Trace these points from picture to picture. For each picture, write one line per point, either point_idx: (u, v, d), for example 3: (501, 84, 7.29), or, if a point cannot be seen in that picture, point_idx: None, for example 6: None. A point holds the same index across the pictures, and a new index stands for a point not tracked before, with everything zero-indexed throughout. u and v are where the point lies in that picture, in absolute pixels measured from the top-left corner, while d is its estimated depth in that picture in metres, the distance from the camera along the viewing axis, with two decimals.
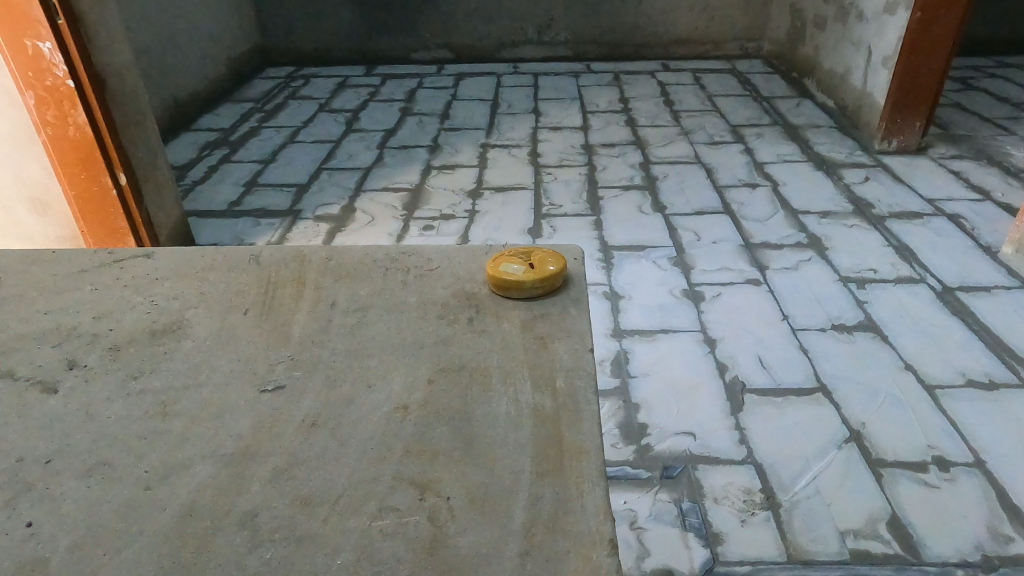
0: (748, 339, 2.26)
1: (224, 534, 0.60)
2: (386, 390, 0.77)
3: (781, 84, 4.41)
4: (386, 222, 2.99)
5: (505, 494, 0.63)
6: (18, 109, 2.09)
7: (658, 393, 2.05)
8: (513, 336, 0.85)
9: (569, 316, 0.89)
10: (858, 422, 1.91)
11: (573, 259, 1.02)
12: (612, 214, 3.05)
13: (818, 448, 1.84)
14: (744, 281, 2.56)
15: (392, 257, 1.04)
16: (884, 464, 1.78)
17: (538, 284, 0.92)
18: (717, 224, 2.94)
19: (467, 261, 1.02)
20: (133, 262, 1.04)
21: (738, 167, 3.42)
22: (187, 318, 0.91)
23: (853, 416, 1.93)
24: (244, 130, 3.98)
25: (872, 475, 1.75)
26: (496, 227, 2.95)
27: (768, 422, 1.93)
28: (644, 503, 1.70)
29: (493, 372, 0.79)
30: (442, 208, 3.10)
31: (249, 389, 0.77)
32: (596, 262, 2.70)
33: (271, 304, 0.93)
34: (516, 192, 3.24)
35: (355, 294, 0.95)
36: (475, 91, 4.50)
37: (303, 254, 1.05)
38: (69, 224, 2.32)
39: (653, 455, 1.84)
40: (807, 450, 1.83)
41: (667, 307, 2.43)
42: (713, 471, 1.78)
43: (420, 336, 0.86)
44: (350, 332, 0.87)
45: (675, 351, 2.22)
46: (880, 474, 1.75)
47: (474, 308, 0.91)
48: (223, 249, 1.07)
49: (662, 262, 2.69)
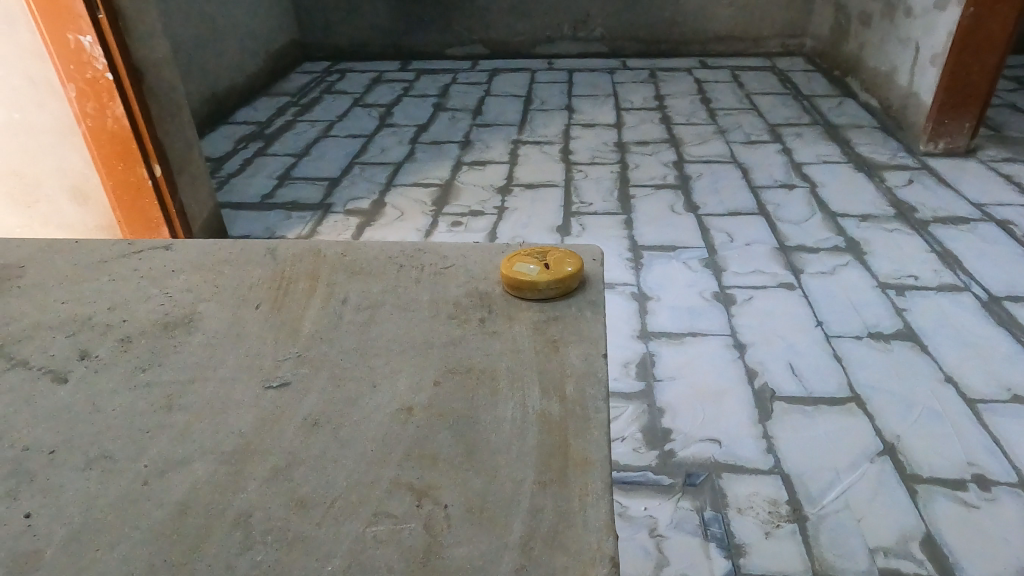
0: (780, 345, 2.19)
1: (217, 533, 0.59)
2: (390, 390, 0.75)
3: (823, 82, 4.28)
4: (415, 217, 2.99)
5: (505, 504, 0.61)
6: (59, 101, 2.14)
7: (683, 398, 2.00)
8: (525, 338, 0.83)
9: (583, 319, 0.86)
10: (892, 435, 1.84)
11: (592, 260, 0.99)
12: (643, 213, 2.99)
13: (850, 460, 1.77)
14: (777, 285, 2.48)
15: (407, 253, 1.02)
16: (919, 479, 1.70)
17: (552, 286, 0.89)
18: (751, 225, 2.86)
19: (483, 259, 1.00)
20: (152, 253, 1.05)
21: (775, 167, 3.32)
22: (199, 311, 0.91)
23: (887, 428, 1.86)
24: (280, 124, 4.03)
25: (906, 490, 1.67)
26: (525, 224, 2.92)
27: (797, 432, 1.87)
28: (665, 510, 1.66)
29: (501, 375, 0.77)
30: (471, 205, 3.09)
31: (253, 385, 0.76)
32: (624, 262, 2.65)
33: (283, 298, 0.92)
34: (546, 189, 3.21)
35: (368, 291, 0.94)
36: (509, 87, 4.48)
37: (318, 249, 1.04)
38: (106, 213, 2.37)
39: (676, 461, 1.79)
40: (837, 462, 1.77)
41: (696, 310, 2.37)
42: (738, 480, 1.73)
43: (429, 336, 0.84)
44: (359, 329, 0.86)
45: (703, 355, 2.16)
46: (914, 490, 1.67)
47: (485, 308, 0.89)
48: (241, 243, 1.07)
49: (692, 263, 2.63)
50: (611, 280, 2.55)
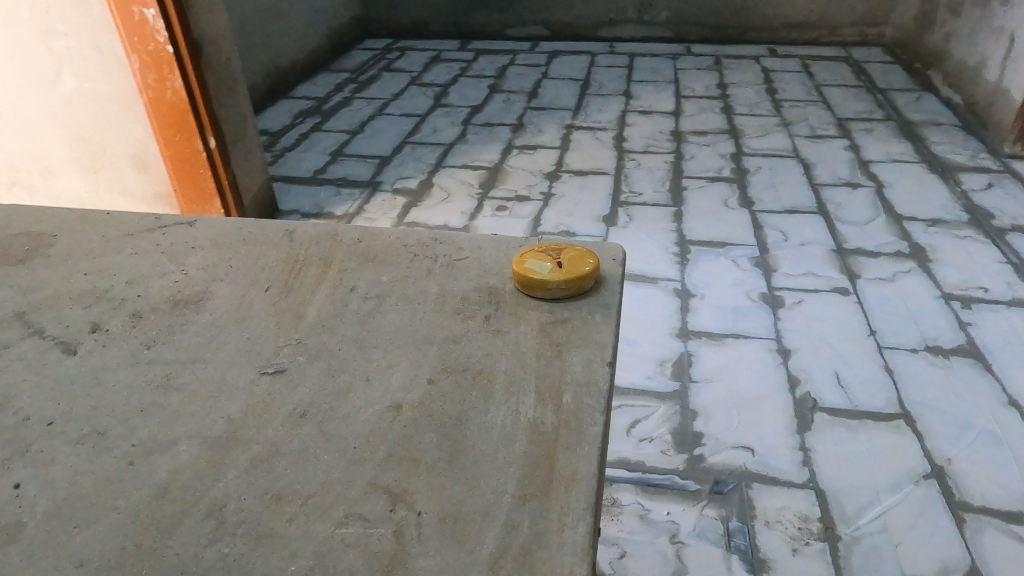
0: (827, 353, 2.08)
1: (191, 521, 0.59)
2: (382, 386, 0.73)
3: (902, 75, 4.03)
4: (461, 199, 2.97)
5: (480, 516, 0.58)
6: (123, 72, 2.20)
7: (719, 402, 1.93)
8: (528, 340, 0.80)
9: (592, 324, 0.82)
10: (943, 458, 1.72)
11: (610, 261, 0.94)
12: (694, 206, 2.89)
13: (892, 481, 1.67)
14: (830, 289, 2.36)
15: (423, 242, 1.00)
16: (967, 508, 1.60)
17: (563, 286, 0.85)
18: (808, 225, 2.72)
19: (498, 254, 0.97)
20: (175, 229, 1.06)
21: (840, 164, 3.15)
22: (211, 289, 0.91)
23: (938, 450, 1.74)
24: (337, 100, 4.08)
25: (952, 519, 1.57)
26: (571, 212, 2.86)
27: (838, 446, 1.77)
28: (689, 517, 1.61)
29: (497, 378, 0.74)
30: (518, 190, 3.05)
31: (249, 371, 0.76)
32: (669, 256, 2.57)
33: (293, 282, 0.92)
34: (596, 177, 3.13)
35: (378, 279, 0.92)
36: (567, 70, 4.39)
37: (335, 233, 1.03)
38: (161, 183, 2.45)
39: (704, 467, 1.73)
40: (878, 482, 1.67)
41: (741, 311, 2.28)
42: (768, 491, 1.66)
43: (431, 330, 0.82)
44: (362, 318, 0.84)
45: (744, 358, 2.08)
46: (962, 519, 1.57)
47: (492, 305, 0.86)
48: (261, 223, 1.07)
49: (741, 261, 2.52)
50: (655, 274, 2.47)
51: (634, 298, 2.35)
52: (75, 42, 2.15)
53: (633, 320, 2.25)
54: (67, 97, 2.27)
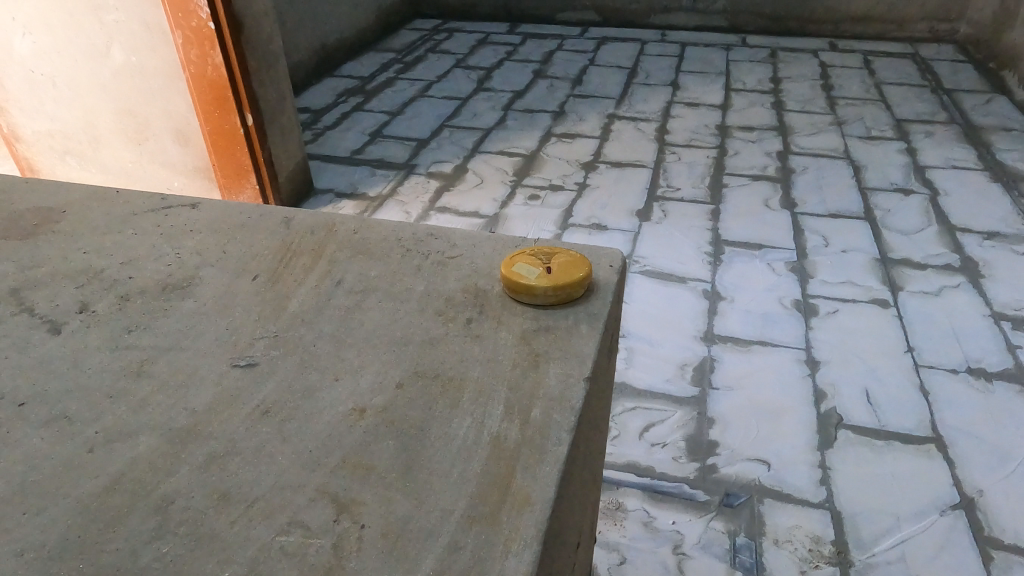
0: (858, 368, 1.99)
1: (136, 515, 0.58)
2: (349, 388, 0.71)
3: (972, 75, 3.79)
4: (494, 186, 2.93)
5: (423, 535, 0.56)
6: (166, 46, 2.23)
7: (738, 411, 1.86)
8: (506, 347, 0.77)
9: (576, 335, 0.78)
10: (974, 488, 1.63)
11: (608, 268, 0.90)
12: (732, 205, 2.79)
13: (916, 509, 1.59)
14: (869, 300, 2.24)
15: (418, 237, 0.98)
16: (995, 544, 1.51)
17: (550, 292, 0.82)
18: (852, 231, 2.60)
19: (492, 253, 0.94)
20: (178, 211, 1.07)
21: (893, 168, 2.99)
22: (200, 275, 0.91)
23: (970, 480, 1.65)
24: (381, 80, 4.07)
25: (977, 554, 1.49)
26: (604, 204, 2.79)
27: (861, 467, 1.69)
28: (694, 528, 1.56)
29: (467, 387, 0.71)
30: (552, 179, 2.99)
31: (221, 363, 0.76)
32: (701, 256, 2.49)
33: (281, 273, 0.91)
34: (634, 169, 3.05)
35: (365, 274, 0.90)
36: (615, 57, 4.29)
37: (332, 223, 1.02)
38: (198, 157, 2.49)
39: (716, 478, 1.68)
40: (900, 508, 1.59)
41: (770, 317, 2.19)
42: (781, 509, 1.60)
43: (409, 331, 0.80)
44: (343, 314, 0.83)
45: (769, 367, 2.00)
46: (987, 556, 1.48)
47: (476, 308, 0.83)
48: (262, 209, 1.07)
49: (777, 265, 2.43)
50: (684, 273, 2.40)
51: (659, 297, 2.28)
52: (123, 16, 2.19)
53: (657, 319, 2.19)
54: (113, 70, 2.32)
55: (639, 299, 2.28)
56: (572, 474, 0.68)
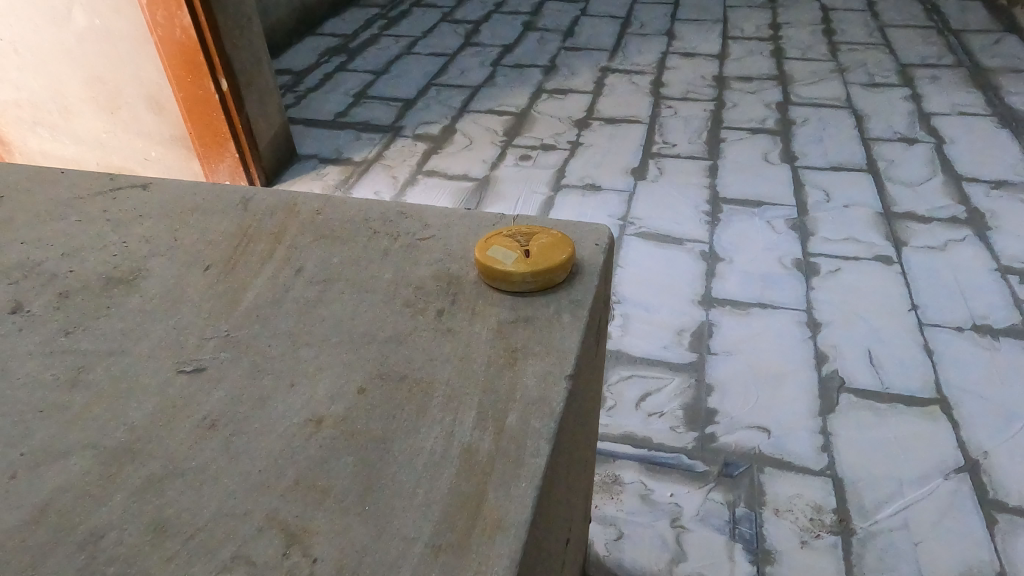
0: (861, 329, 1.92)
1: (61, 552, 0.52)
2: (306, 395, 0.65)
3: (980, 15, 3.63)
4: (483, 147, 2.81)
5: (382, 569, 0.50)
6: (129, 9, 2.09)
7: (737, 376, 1.81)
8: (480, 343, 0.70)
9: (557, 326, 0.71)
10: (979, 451, 1.58)
11: (593, 247, 0.82)
12: (730, 161, 2.68)
13: (919, 474, 1.54)
14: (872, 258, 2.17)
15: (386, 217, 0.90)
16: (1001, 508, 1.47)
17: (529, 278, 0.74)
18: (854, 184, 2.50)
19: (467, 234, 0.86)
20: (127, 193, 0.98)
21: (897, 116, 2.87)
22: (148, 267, 0.84)
23: (975, 443, 1.60)
24: (364, 38, 3.90)
25: (982, 518, 1.45)
26: (598, 163, 2.69)
27: (863, 432, 1.64)
28: (692, 501, 1.52)
29: (437, 390, 0.64)
30: (544, 138, 2.87)
31: (165, 368, 0.68)
32: (698, 216, 2.40)
33: (236, 262, 0.83)
34: (628, 125, 2.93)
35: (327, 261, 0.82)
36: (608, 7, 4.10)
37: (293, 203, 0.94)
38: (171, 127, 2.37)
39: (715, 447, 1.63)
40: (903, 473, 1.55)
41: (770, 278, 2.12)
42: (782, 478, 1.56)
43: (373, 327, 0.72)
44: (301, 309, 0.75)
45: (769, 331, 1.93)
46: (992, 520, 1.45)
47: (449, 297, 0.76)
48: (220, 189, 0.99)
49: (777, 223, 2.34)
50: (680, 234, 2.31)
51: (656, 260, 2.21)
52: None
53: (653, 284, 2.11)
54: (74, 34, 2.19)
55: (635, 262, 2.20)
56: (553, 484, 0.62)
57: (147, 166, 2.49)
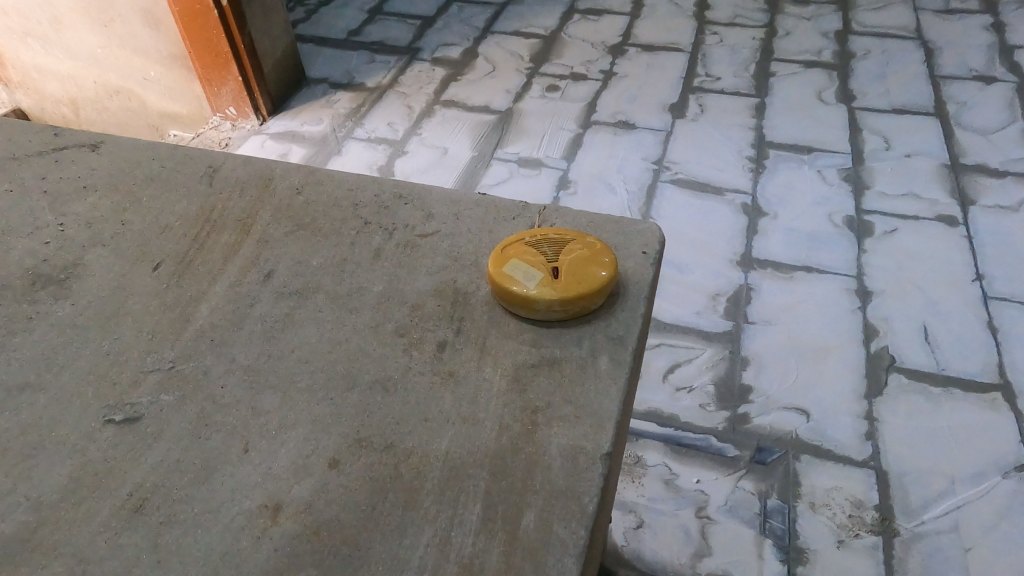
0: (917, 300, 1.34)
1: None
2: (261, 468, 0.50)
3: None
4: (507, 75, 2.02)
5: None
6: None
7: (780, 350, 1.26)
8: (491, 399, 0.53)
9: (591, 376, 0.55)
10: None
11: (640, 257, 0.65)
12: (780, 98, 1.92)
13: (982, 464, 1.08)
14: (933, 219, 1.52)
15: (380, 201, 0.72)
16: None
17: (556, 306, 0.57)
18: (920, 129, 1.78)
19: (480, 233, 0.68)
20: (71, 155, 0.81)
21: (976, 48, 2.08)
22: (85, 261, 0.68)
23: None
24: None
25: None
26: (634, 97, 1.93)
27: (922, 422, 1.14)
28: (719, 490, 1.06)
29: (433, 470, 0.49)
30: (574, 65, 2.06)
31: (89, 416, 0.54)
32: (741, 161, 1.71)
33: (192, 259, 0.67)
34: (669, 54, 2.12)
35: (302, 263, 0.66)
36: None
37: (268, 178, 0.76)
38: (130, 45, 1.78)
39: (747, 429, 1.14)
40: (961, 462, 1.08)
41: (820, 237, 1.49)
42: (822, 469, 1.08)
43: (354, 366, 0.56)
44: (266, 335, 0.59)
45: (821, 302, 1.35)
46: None
47: (453, 324, 0.59)
48: (182, 153, 0.81)
49: (830, 174, 1.66)
50: (720, 182, 1.65)
51: (681, 205, 1.59)
52: None
53: (678, 234, 1.51)
54: None
55: (658, 203, 1.60)
56: None
57: (149, 88, 1.85)
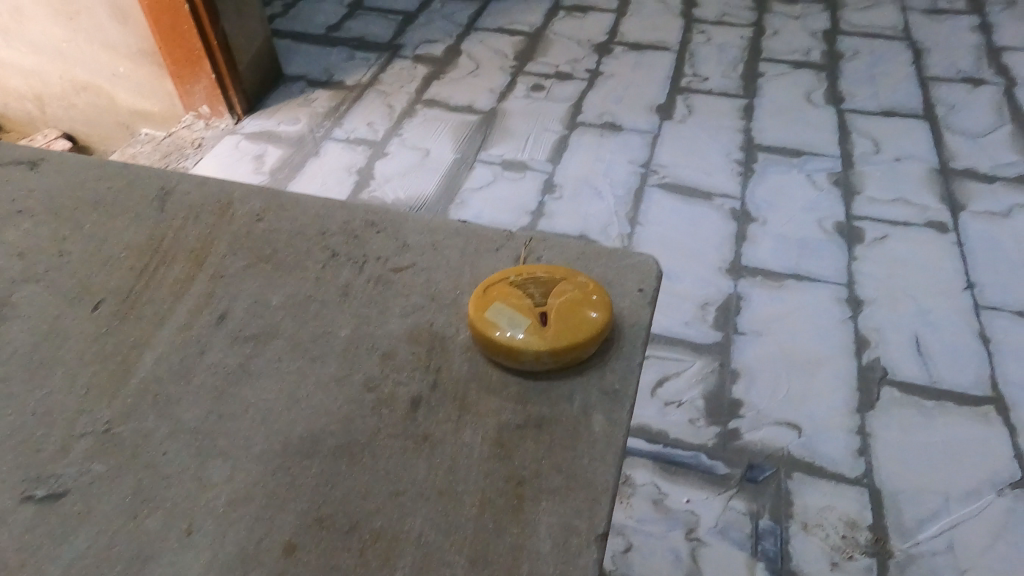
0: (910, 310, 1.23)
1: None
2: (204, 557, 0.43)
3: None
4: (491, 74, 1.94)
5: None
6: None
7: (771, 364, 1.14)
8: (473, 467, 0.47)
9: (584, 439, 0.49)
10: None
11: (635, 295, 0.59)
12: (768, 100, 1.80)
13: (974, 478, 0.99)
14: (926, 225, 1.40)
15: (350, 230, 0.66)
16: None
17: (545, 358, 0.51)
18: (908, 132, 1.65)
19: (461, 268, 0.62)
20: (8, 174, 0.73)
21: (962, 50, 1.93)
22: (14, 300, 0.60)
23: None
24: None
25: None
26: (621, 97, 1.83)
27: (915, 438, 1.04)
28: (709, 509, 0.97)
29: (405, 556, 0.43)
30: (559, 63, 1.97)
31: (7, 490, 0.47)
32: (729, 165, 1.59)
33: (137, 298, 0.60)
34: (658, 53, 2.01)
35: (260, 303, 0.59)
36: None
37: (227, 202, 0.69)
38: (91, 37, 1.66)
39: (738, 447, 1.04)
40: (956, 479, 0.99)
41: (811, 243, 1.37)
42: (813, 488, 0.99)
43: (316, 429, 0.50)
44: (216, 391, 0.52)
45: (812, 311, 1.24)
46: None
47: (429, 376, 0.53)
48: (133, 173, 0.73)
49: (818, 177, 1.54)
50: (708, 186, 1.54)
51: (667, 211, 1.47)
52: None
53: (666, 241, 1.40)
54: None
55: (643, 207, 1.49)
56: None
57: (117, 84, 1.75)
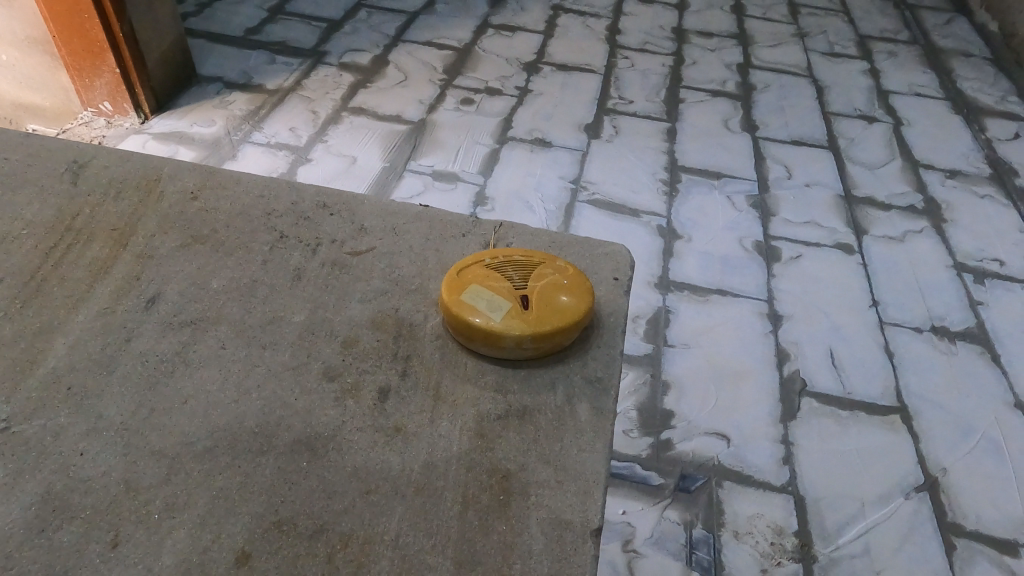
0: (824, 325, 1.27)
1: None
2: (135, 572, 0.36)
3: None
4: (419, 86, 1.89)
5: None
6: None
7: (702, 374, 1.15)
8: (454, 460, 0.43)
9: (570, 428, 0.45)
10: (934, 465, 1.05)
11: (611, 283, 0.56)
12: (690, 124, 1.86)
13: (883, 482, 1.02)
14: (834, 246, 1.47)
15: (296, 213, 0.60)
16: (958, 532, 0.97)
17: (527, 343, 0.48)
18: (817, 160, 1.74)
19: (428, 252, 0.57)
20: None
21: (858, 89, 2.06)
22: None
23: (928, 452, 1.07)
24: None
25: (939, 541, 0.96)
26: (550, 115, 1.84)
27: (834, 444, 1.07)
28: (644, 521, 0.95)
29: (375, 564, 0.37)
30: (489, 79, 1.96)
31: None
32: (655, 184, 1.62)
33: (43, 281, 0.51)
34: (584, 75, 2.03)
35: (199, 287, 0.52)
36: None
37: (154, 179, 0.61)
38: None
39: (671, 457, 1.02)
40: (871, 482, 1.02)
41: (732, 261, 1.41)
42: (743, 496, 0.99)
43: (271, 422, 0.44)
44: (147, 382, 0.45)
45: (737, 323, 1.26)
46: (951, 544, 0.96)
47: (398, 364, 0.48)
48: (37, 145, 0.64)
49: (738, 199, 1.59)
50: (635, 204, 1.55)
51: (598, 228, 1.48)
52: None
53: None
54: None
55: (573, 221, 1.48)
56: None
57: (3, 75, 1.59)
